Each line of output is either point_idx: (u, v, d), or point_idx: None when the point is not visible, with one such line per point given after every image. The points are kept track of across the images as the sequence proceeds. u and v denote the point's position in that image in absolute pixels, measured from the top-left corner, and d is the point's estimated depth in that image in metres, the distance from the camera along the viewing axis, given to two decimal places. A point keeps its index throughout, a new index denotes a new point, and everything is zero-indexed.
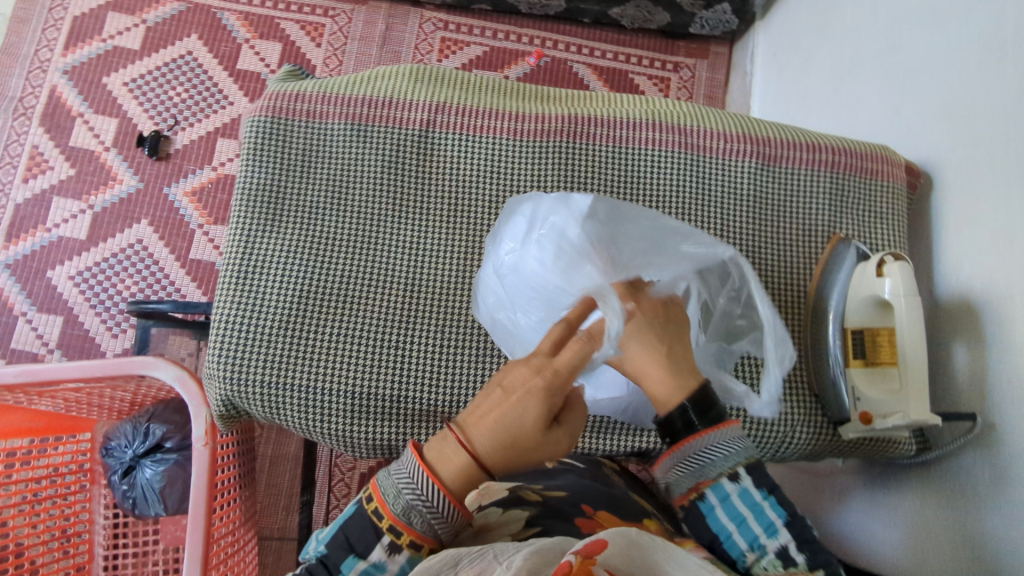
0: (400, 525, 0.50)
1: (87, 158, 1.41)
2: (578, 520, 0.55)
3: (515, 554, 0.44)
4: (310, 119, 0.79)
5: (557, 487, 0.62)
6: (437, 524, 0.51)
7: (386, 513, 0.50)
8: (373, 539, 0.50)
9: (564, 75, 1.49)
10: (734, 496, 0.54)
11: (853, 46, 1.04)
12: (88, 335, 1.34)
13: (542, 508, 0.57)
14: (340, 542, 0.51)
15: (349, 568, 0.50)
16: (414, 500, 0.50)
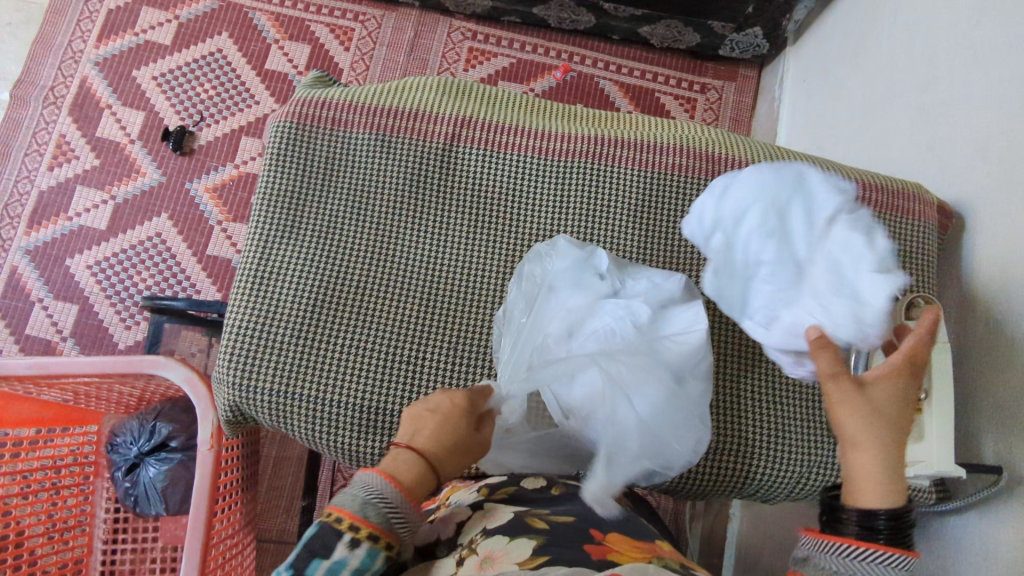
0: (360, 520, 0.51)
1: (112, 149, 1.42)
2: (588, 546, 0.51)
3: None
4: (335, 127, 0.78)
5: (564, 511, 0.58)
6: (395, 519, 0.53)
7: (351, 517, 0.51)
8: (336, 539, 0.50)
9: (590, 91, 1.48)
10: None
11: (888, 77, 1.02)
12: (102, 325, 1.35)
13: (550, 534, 0.53)
14: (302, 554, 0.49)
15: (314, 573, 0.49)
16: (372, 497, 0.52)
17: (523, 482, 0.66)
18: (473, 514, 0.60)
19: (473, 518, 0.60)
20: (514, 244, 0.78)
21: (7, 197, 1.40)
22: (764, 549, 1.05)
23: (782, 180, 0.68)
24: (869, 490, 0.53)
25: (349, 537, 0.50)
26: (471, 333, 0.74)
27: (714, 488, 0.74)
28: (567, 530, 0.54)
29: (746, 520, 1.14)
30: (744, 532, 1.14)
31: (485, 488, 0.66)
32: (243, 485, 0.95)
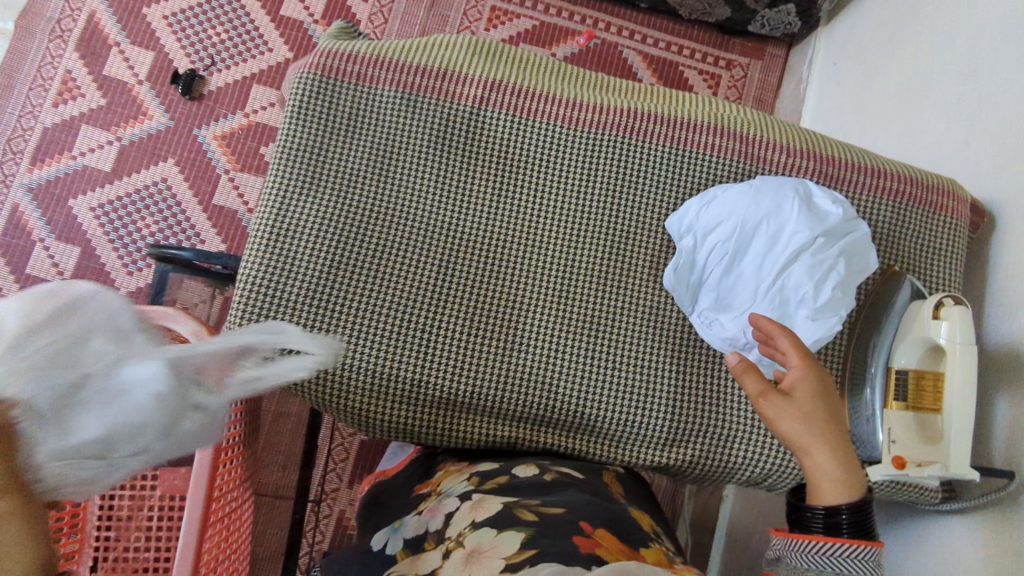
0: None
1: (119, 89, 1.38)
2: (576, 538, 0.51)
3: None
4: (359, 82, 0.75)
5: (556, 503, 0.58)
6: None
7: None
8: None
9: (614, 60, 1.44)
10: None
11: (926, 66, 0.99)
12: (104, 269, 1.33)
13: (539, 528, 0.53)
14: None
15: None
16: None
17: (514, 471, 0.67)
18: (461, 506, 0.60)
19: (462, 509, 0.59)
20: (536, 215, 0.76)
21: (9, 131, 1.36)
22: (755, 533, 1.06)
23: (761, 195, 0.72)
24: (824, 487, 0.56)
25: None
26: (488, 304, 0.73)
27: (720, 474, 0.75)
28: (556, 524, 0.54)
29: (739, 503, 1.14)
30: (736, 514, 1.14)
31: (474, 478, 0.66)
32: (244, 440, 0.94)
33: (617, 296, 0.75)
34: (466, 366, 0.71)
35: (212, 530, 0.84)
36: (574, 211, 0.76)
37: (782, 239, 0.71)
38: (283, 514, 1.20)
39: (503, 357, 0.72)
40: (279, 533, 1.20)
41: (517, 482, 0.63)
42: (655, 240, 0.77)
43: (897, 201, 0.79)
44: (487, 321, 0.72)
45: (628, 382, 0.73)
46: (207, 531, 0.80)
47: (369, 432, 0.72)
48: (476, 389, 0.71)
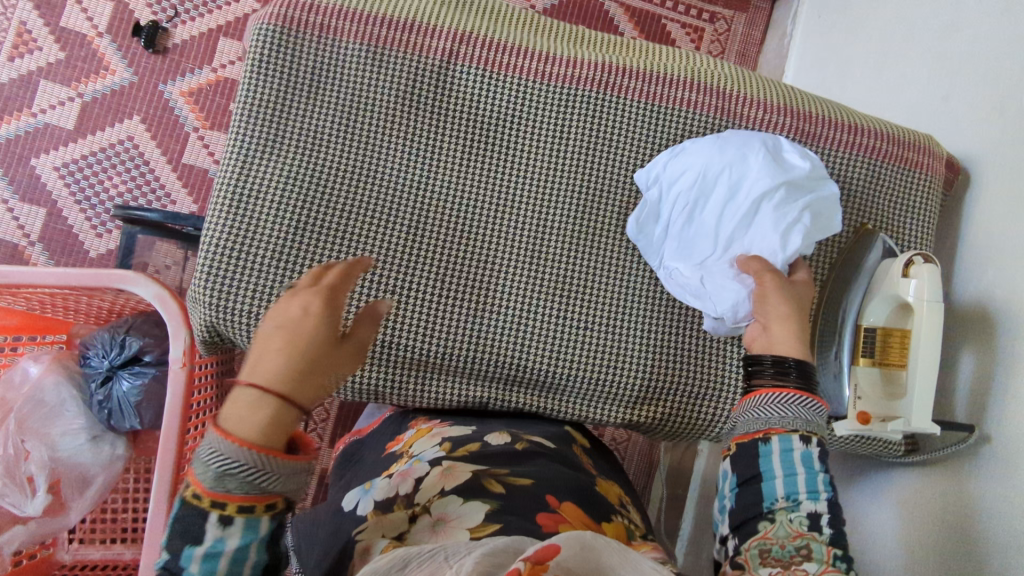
0: (223, 496, 0.43)
1: (79, 42, 1.32)
2: (540, 516, 0.53)
3: (467, 557, 0.41)
4: (321, 34, 0.72)
5: (522, 474, 0.59)
6: (261, 483, 0.44)
7: (202, 491, 0.43)
8: (199, 526, 0.43)
9: (595, 12, 1.39)
10: (796, 451, 0.53)
11: (909, 19, 0.96)
12: (72, 231, 1.30)
13: (506, 502, 0.54)
14: (174, 540, 0.44)
15: (188, 561, 0.43)
16: (222, 467, 0.43)
17: (487, 437, 0.66)
18: (431, 471, 0.59)
19: (430, 476, 0.59)
20: (509, 173, 0.74)
21: None
22: None
23: (728, 147, 0.72)
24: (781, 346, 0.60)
25: (216, 517, 0.43)
26: (459, 264, 0.72)
27: (689, 431, 0.76)
28: (524, 497, 0.55)
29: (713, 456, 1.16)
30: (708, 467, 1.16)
31: (445, 443, 0.65)
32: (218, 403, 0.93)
33: (590, 255, 0.74)
34: (437, 327, 0.70)
35: None
36: (547, 169, 0.75)
37: (744, 187, 0.71)
38: None
39: (475, 318, 0.71)
40: None
41: (488, 449, 0.63)
42: (629, 197, 0.76)
43: (873, 158, 0.78)
44: (458, 281, 0.72)
45: (600, 341, 0.73)
46: (179, 493, 0.80)
47: (341, 393, 0.72)
48: (447, 350, 0.71)
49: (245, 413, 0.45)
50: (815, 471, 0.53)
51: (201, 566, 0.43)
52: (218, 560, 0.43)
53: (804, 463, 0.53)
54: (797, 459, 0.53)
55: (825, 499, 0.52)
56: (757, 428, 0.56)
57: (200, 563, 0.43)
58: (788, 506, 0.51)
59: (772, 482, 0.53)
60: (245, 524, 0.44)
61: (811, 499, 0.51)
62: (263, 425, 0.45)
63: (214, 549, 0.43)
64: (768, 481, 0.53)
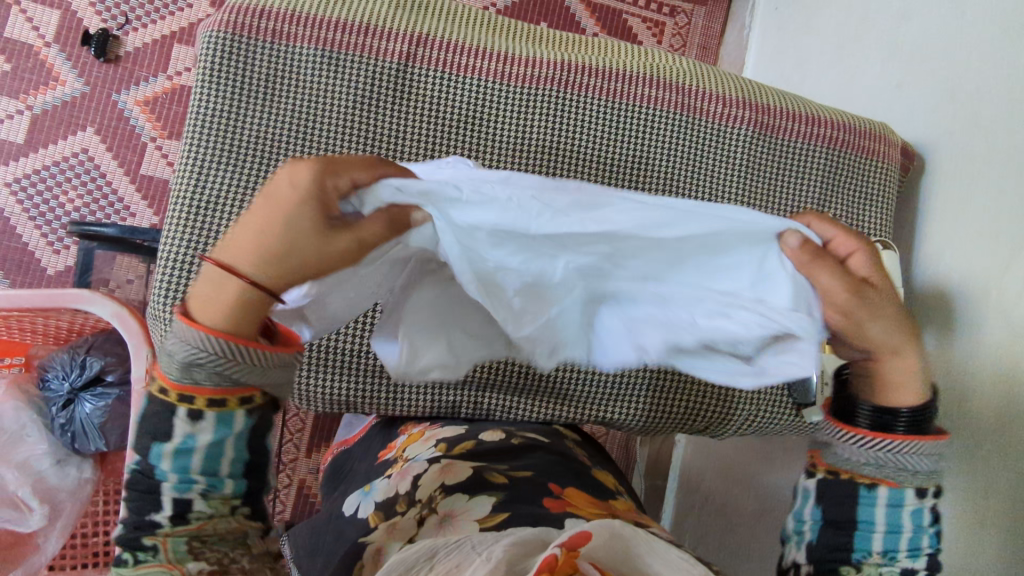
0: (191, 390, 0.44)
1: (25, 53, 1.27)
2: (545, 500, 0.53)
3: (494, 546, 0.43)
4: (274, 39, 0.70)
5: (523, 467, 0.60)
6: (223, 369, 0.43)
7: (167, 385, 0.44)
8: (171, 414, 0.44)
9: (555, 9, 1.39)
10: (905, 509, 0.51)
11: (861, 9, 0.98)
12: (27, 249, 1.25)
13: (510, 490, 0.55)
14: (144, 440, 0.44)
15: (161, 455, 0.44)
16: (190, 358, 0.43)
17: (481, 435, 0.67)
18: (430, 467, 0.60)
19: (430, 470, 0.60)
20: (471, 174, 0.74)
21: None
22: (706, 474, 1.10)
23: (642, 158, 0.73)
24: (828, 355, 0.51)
25: (184, 411, 0.44)
26: None
27: (664, 427, 0.77)
28: (528, 485, 0.56)
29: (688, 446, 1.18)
30: (685, 457, 1.18)
31: (440, 444, 0.65)
32: None
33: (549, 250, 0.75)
34: None
35: None
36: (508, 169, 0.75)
37: None
38: None
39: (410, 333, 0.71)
40: None
41: (484, 444, 0.64)
42: None
43: (832, 150, 0.80)
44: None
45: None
46: None
47: (312, 405, 0.71)
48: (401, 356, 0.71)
49: (208, 301, 0.43)
50: (922, 527, 0.51)
51: (183, 459, 0.44)
52: (195, 453, 0.44)
53: (912, 520, 0.51)
54: (906, 518, 0.51)
55: (924, 558, 0.51)
56: (865, 474, 0.52)
57: (173, 455, 0.44)
58: (882, 560, 0.51)
59: (869, 535, 0.52)
60: (216, 420, 0.44)
61: (911, 557, 0.51)
62: (227, 310, 0.43)
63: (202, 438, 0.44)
64: (864, 533, 0.52)
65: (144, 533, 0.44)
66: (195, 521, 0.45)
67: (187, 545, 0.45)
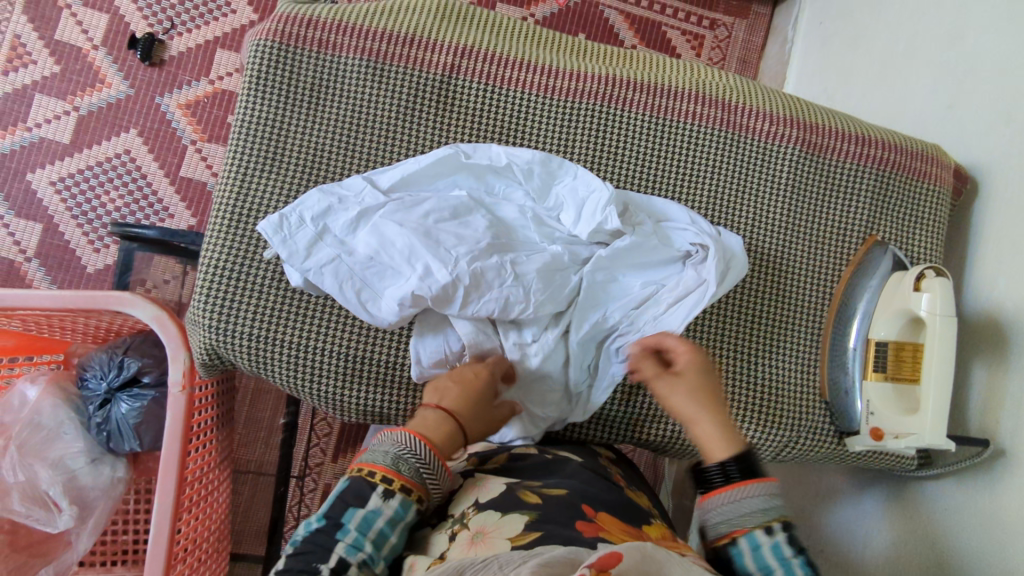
0: (392, 473, 0.55)
1: (73, 55, 1.31)
2: (579, 523, 0.51)
3: (522, 565, 0.43)
4: (320, 49, 0.71)
5: (556, 485, 0.57)
6: (426, 476, 0.56)
7: (377, 467, 0.55)
8: (367, 490, 0.54)
9: (593, 20, 1.38)
10: (766, 547, 0.50)
11: (912, 26, 0.96)
12: (69, 246, 1.28)
13: (543, 510, 0.53)
14: (337, 505, 0.53)
15: (349, 519, 0.52)
16: (402, 452, 0.56)
17: (513, 448, 0.66)
18: (464, 484, 0.60)
19: (464, 488, 0.59)
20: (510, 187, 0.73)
21: None
22: None
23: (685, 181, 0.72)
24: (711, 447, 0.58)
25: (382, 488, 0.54)
26: None
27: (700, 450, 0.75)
28: (561, 505, 0.54)
29: None
30: None
31: (472, 458, 0.65)
32: (218, 423, 0.92)
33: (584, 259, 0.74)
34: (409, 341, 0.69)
35: (186, 516, 0.83)
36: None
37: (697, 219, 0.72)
38: (266, 492, 1.20)
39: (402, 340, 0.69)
40: (264, 507, 1.20)
41: (517, 462, 0.63)
42: None
43: (881, 170, 0.77)
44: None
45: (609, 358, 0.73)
46: (180, 517, 0.78)
47: (345, 416, 0.71)
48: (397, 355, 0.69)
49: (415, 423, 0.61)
50: (790, 561, 0.49)
51: (359, 524, 0.52)
52: (373, 525, 0.52)
53: (777, 558, 0.49)
54: (770, 556, 0.49)
55: None
56: (722, 533, 0.52)
57: (358, 521, 0.52)
58: None
59: None
60: (399, 503, 0.53)
61: None
62: (441, 430, 0.60)
63: (376, 509, 0.53)
64: None
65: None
66: None
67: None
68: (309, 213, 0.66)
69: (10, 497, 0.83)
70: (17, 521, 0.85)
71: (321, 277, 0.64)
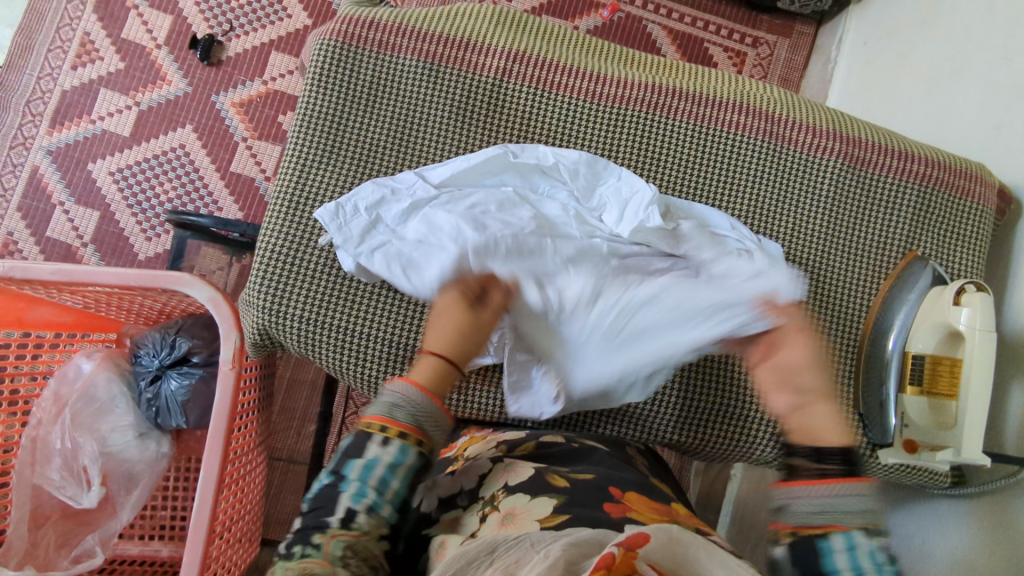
0: (387, 421, 0.54)
1: (138, 53, 1.38)
2: (607, 505, 0.54)
3: (552, 545, 0.44)
4: (380, 50, 0.74)
5: (585, 470, 0.60)
6: (422, 419, 0.56)
7: (374, 417, 0.55)
8: (365, 441, 0.54)
9: (636, 34, 1.41)
10: (863, 549, 0.46)
11: (959, 46, 0.96)
12: (123, 234, 1.34)
13: (570, 493, 0.55)
14: (339, 459, 0.54)
15: (350, 468, 0.53)
16: (394, 402, 0.56)
17: (544, 438, 0.68)
18: (494, 467, 0.62)
19: (495, 469, 0.61)
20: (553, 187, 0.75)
21: (28, 94, 1.36)
22: (762, 511, 1.07)
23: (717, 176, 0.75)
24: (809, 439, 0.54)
25: (378, 438, 0.54)
26: None
27: (729, 454, 0.77)
28: (589, 490, 0.56)
29: (745, 482, 1.15)
30: (742, 493, 1.15)
31: (502, 444, 0.67)
32: (258, 406, 0.96)
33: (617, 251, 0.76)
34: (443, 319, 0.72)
35: (225, 492, 0.86)
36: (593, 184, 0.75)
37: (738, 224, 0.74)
38: (297, 479, 1.23)
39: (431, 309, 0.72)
40: (294, 495, 1.23)
41: (547, 449, 0.65)
42: None
43: (923, 186, 0.78)
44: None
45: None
46: (221, 492, 0.82)
47: None
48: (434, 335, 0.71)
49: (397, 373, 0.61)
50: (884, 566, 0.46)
51: (361, 472, 0.53)
52: (375, 472, 0.53)
53: (871, 560, 0.46)
54: (865, 559, 0.46)
55: None
56: (815, 523, 0.48)
57: (359, 469, 0.53)
58: None
59: None
60: (398, 447, 0.53)
61: None
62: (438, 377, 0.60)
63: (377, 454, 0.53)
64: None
65: (312, 531, 0.50)
66: (358, 529, 0.50)
67: (343, 548, 0.49)
68: (364, 202, 0.70)
69: (51, 463, 0.88)
70: None
71: (371, 260, 0.69)
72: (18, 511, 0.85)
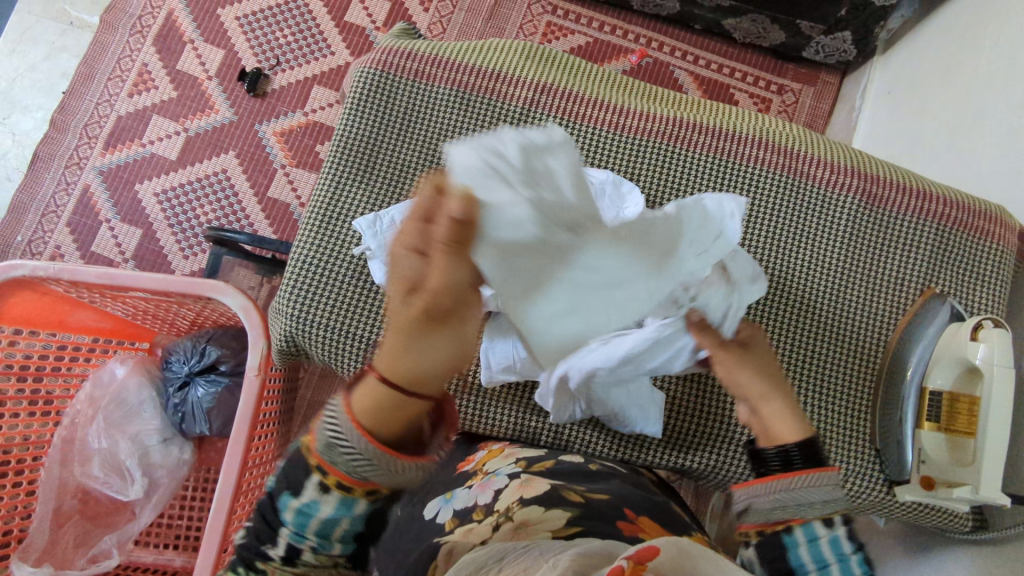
0: (326, 466, 0.48)
1: (190, 84, 1.47)
2: (620, 523, 0.54)
3: (562, 556, 0.45)
4: (416, 79, 0.79)
5: (600, 490, 0.60)
6: (359, 467, 0.47)
7: (314, 454, 0.48)
8: (305, 479, 0.49)
9: (663, 79, 1.45)
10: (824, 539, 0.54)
11: (982, 95, 0.97)
12: (162, 252, 1.40)
13: (585, 509, 0.56)
14: (281, 485, 0.51)
15: (285, 505, 0.51)
16: (331, 436, 0.47)
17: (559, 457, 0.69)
18: (510, 483, 0.63)
19: (511, 486, 0.62)
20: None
21: (86, 117, 1.45)
22: None
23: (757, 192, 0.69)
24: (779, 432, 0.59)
25: (317, 480, 0.49)
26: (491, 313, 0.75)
27: (742, 483, 0.77)
28: (602, 508, 0.57)
29: None
30: None
31: (521, 461, 0.68)
32: (279, 419, 0.99)
33: None
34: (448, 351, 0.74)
35: (242, 501, 0.88)
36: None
37: None
38: None
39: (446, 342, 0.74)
40: None
41: (561, 466, 0.66)
42: None
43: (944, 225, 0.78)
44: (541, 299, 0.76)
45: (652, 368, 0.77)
46: (238, 500, 0.83)
47: None
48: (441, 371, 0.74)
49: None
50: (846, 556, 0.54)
51: (295, 516, 0.50)
52: (313, 516, 0.50)
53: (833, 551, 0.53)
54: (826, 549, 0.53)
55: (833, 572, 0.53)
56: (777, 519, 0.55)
57: (294, 513, 0.50)
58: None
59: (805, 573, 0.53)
60: (343, 499, 0.49)
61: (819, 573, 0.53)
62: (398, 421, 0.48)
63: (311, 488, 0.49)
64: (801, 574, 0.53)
65: (256, 559, 0.53)
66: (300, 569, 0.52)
67: None
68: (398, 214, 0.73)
69: (91, 461, 0.92)
70: (89, 490, 0.92)
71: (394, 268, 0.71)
72: (43, 507, 0.88)
